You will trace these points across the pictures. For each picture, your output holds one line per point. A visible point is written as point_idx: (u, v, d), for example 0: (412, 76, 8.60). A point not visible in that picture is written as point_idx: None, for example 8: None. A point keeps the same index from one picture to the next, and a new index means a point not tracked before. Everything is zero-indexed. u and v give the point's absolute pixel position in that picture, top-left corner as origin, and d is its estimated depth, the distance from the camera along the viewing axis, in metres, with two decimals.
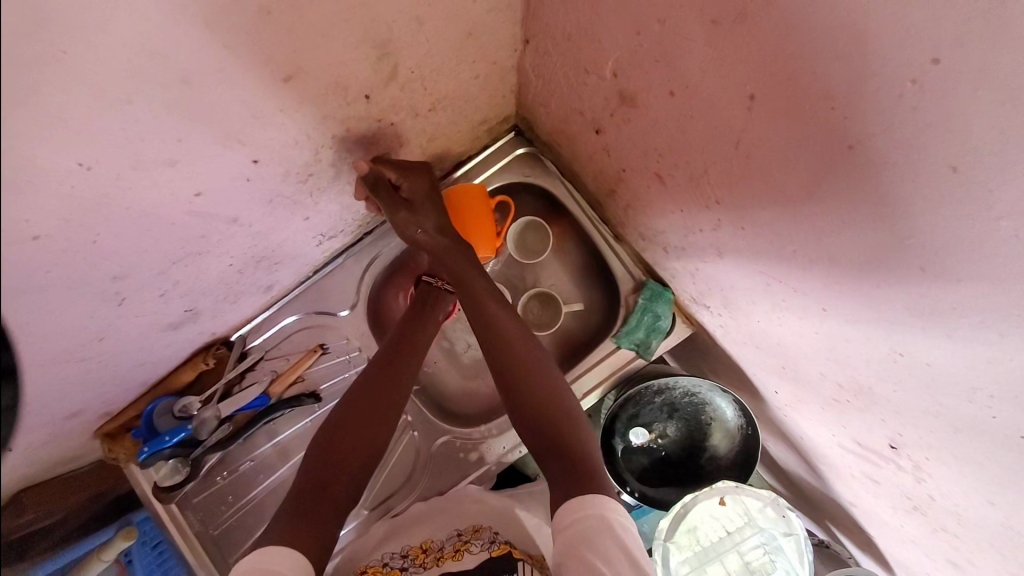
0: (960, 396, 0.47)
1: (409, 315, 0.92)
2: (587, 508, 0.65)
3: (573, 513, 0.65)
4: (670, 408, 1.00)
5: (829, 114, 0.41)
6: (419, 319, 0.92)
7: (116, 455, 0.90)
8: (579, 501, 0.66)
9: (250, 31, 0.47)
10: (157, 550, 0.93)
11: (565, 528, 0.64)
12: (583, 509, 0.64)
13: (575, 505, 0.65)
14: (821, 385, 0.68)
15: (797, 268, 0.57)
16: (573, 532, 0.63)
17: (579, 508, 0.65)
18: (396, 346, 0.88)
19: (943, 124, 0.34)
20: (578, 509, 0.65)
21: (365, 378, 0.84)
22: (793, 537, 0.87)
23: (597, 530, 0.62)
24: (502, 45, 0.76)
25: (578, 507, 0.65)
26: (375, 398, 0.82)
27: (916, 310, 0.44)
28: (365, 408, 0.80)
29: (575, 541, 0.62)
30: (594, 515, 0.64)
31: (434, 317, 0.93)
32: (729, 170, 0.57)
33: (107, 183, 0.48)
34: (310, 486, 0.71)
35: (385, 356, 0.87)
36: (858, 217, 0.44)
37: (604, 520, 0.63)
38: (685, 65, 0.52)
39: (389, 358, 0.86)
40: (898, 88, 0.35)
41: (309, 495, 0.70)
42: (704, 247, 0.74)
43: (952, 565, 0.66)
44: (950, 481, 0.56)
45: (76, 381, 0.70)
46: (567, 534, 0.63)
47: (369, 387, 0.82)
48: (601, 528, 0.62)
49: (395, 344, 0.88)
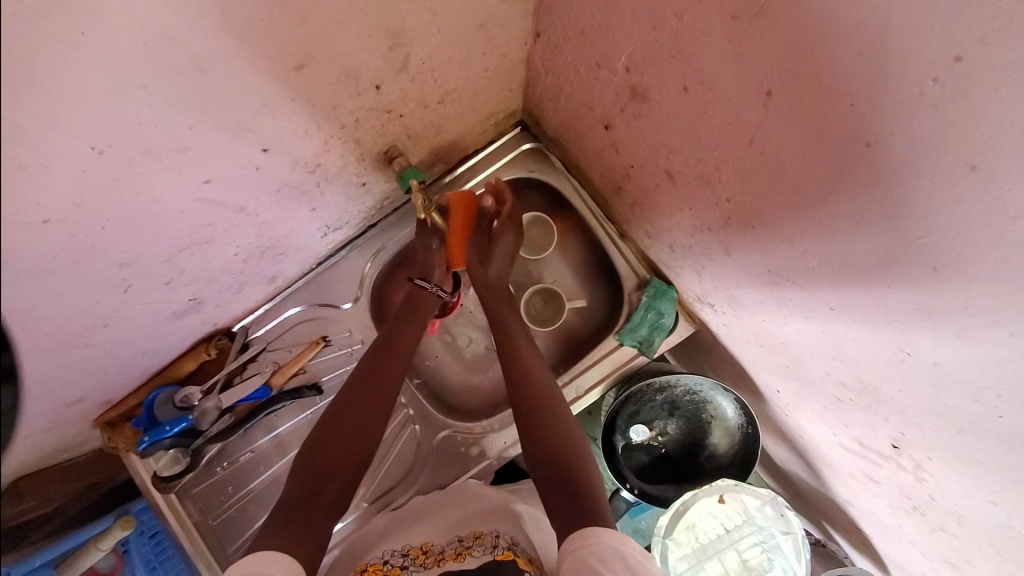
0: (966, 395, 0.47)
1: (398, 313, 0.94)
2: (595, 535, 0.63)
3: (578, 541, 0.64)
4: (671, 405, 1.01)
5: (847, 111, 0.41)
6: (408, 316, 0.93)
7: (116, 445, 0.88)
8: (583, 532, 0.65)
9: (264, 17, 0.46)
10: (154, 540, 0.94)
11: (572, 555, 0.63)
12: (590, 537, 0.63)
13: (583, 533, 0.64)
14: (824, 384, 0.69)
15: (806, 267, 0.57)
16: (584, 557, 0.62)
17: (587, 536, 0.64)
18: (388, 342, 0.89)
19: (962, 123, 0.35)
20: (584, 537, 0.64)
21: (359, 374, 0.85)
22: (791, 536, 0.88)
23: (609, 559, 0.61)
24: (513, 38, 0.75)
25: (584, 535, 0.64)
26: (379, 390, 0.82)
27: (926, 309, 0.45)
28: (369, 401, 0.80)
29: (583, 566, 0.61)
30: (606, 544, 0.62)
31: (422, 312, 0.94)
32: (741, 167, 0.58)
33: (117, 168, 0.48)
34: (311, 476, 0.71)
35: (378, 352, 0.88)
36: (871, 216, 0.45)
37: (616, 551, 0.62)
38: (701, 60, 0.52)
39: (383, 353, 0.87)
40: (919, 85, 0.35)
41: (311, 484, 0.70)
42: (711, 245, 0.75)
43: (949, 564, 0.66)
44: (952, 481, 0.56)
45: (78, 369, 0.70)
46: (573, 560, 0.62)
47: (371, 380, 0.84)
48: (613, 557, 0.61)
49: (386, 339, 0.90)
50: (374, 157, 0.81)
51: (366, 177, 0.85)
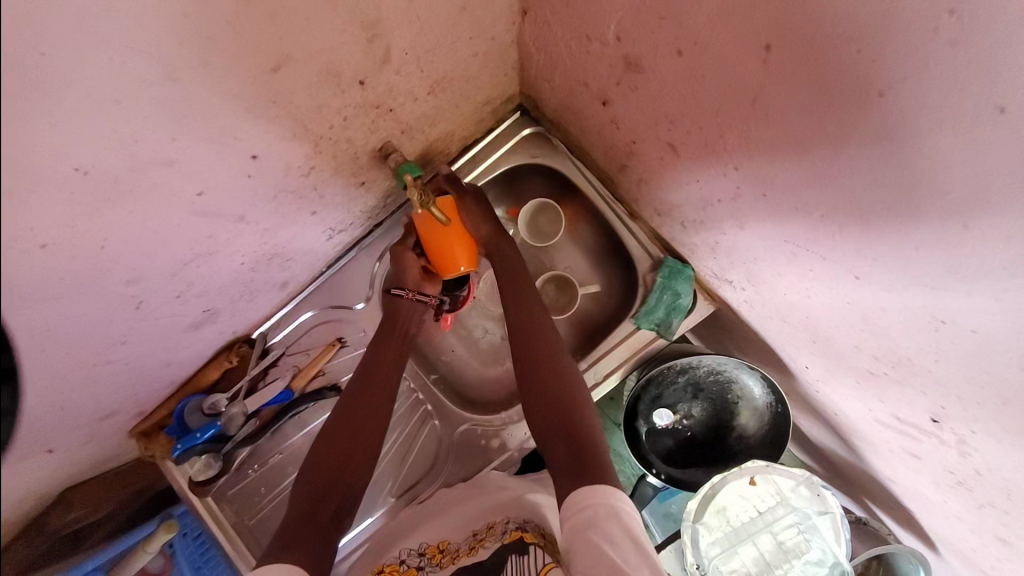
0: (1009, 363, 0.42)
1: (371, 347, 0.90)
2: (589, 497, 0.63)
3: (573, 505, 0.63)
4: (695, 387, 0.97)
5: (854, 59, 0.37)
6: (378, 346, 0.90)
7: (153, 453, 0.91)
8: (578, 493, 0.64)
9: (230, 20, 0.45)
10: (199, 540, 0.97)
11: (569, 518, 0.62)
12: (585, 500, 0.62)
13: (578, 496, 0.63)
14: (855, 358, 0.65)
15: (825, 234, 0.53)
16: (580, 523, 0.61)
17: (586, 497, 0.63)
18: (366, 371, 0.87)
19: (984, 61, 0.31)
20: (578, 498, 0.63)
21: (355, 385, 0.86)
22: (829, 516, 0.83)
23: (601, 519, 0.61)
24: (499, 18, 0.73)
25: (579, 498, 0.63)
26: (375, 400, 0.84)
27: (959, 271, 0.41)
28: (361, 413, 0.82)
29: (580, 532, 0.60)
30: (599, 503, 0.62)
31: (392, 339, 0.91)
32: (746, 131, 0.54)
33: (106, 187, 0.48)
34: None
35: (362, 377, 0.87)
36: (889, 173, 0.41)
37: (611, 508, 0.61)
38: (692, 18, 0.49)
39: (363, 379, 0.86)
40: (933, 21, 0.32)
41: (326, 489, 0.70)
42: (723, 219, 0.71)
43: (1001, 541, 0.61)
44: (999, 455, 0.52)
45: (104, 386, 0.72)
46: (571, 525, 0.62)
47: (369, 391, 0.84)
48: (607, 516, 0.61)
49: (366, 366, 0.88)
50: (368, 155, 0.80)
51: (363, 176, 0.84)
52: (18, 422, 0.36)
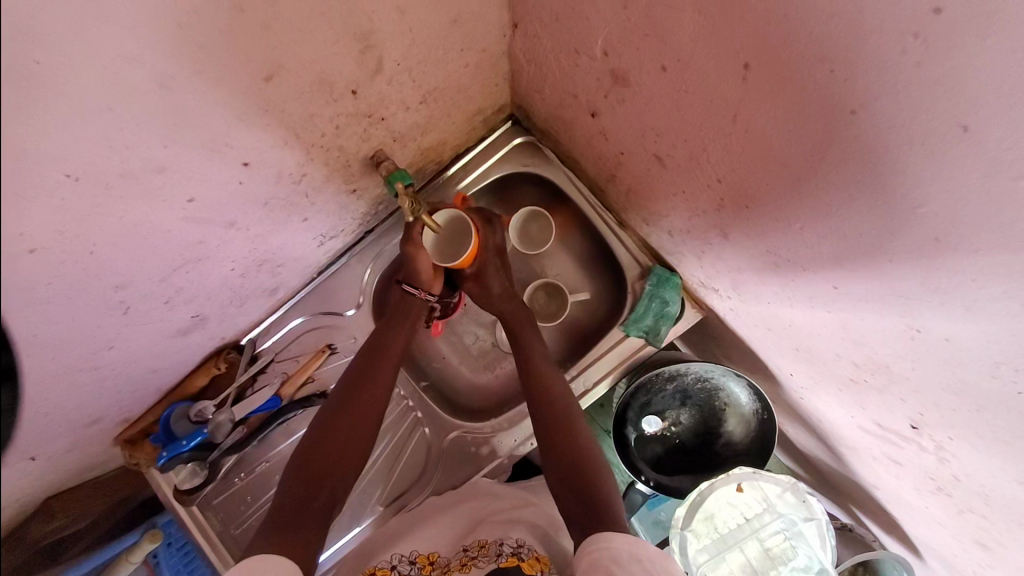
0: (983, 370, 0.44)
1: (360, 357, 0.88)
2: (612, 541, 0.62)
3: (595, 544, 0.62)
4: (683, 394, 0.98)
5: (827, 79, 0.39)
6: (368, 358, 0.88)
7: (137, 461, 0.90)
8: (596, 536, 0.64)
9: (224, 31, 0.46)
10: (183, 551, 0.96)
11: (589, 555, 0.62)
12: (607, 541, 0.62)
13: (598, 538, 0.63)
14: (836, 366, 0.66)
15: (806, 245, 0.54)
16: (599, 559, 0.60)
17: (605, 539, 0.63)
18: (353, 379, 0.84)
19: (948, 82, 0.32)
20: (599, 541, 0.63)
21: (337, 390, 0.84)
22: (813, 522, 0.85)
23: (625, 562, 0.59)
24: (490, 31, 0.74)
25: (601, 539, 0.63)
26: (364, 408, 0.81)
27: (931, 283, 0.42)
28: (340, 416, 0.80)
29: (597, 567, 0.60)
30: (621, 547, 0.61)
31: (381, 350, 0.89)
32: (728, 144, 0.55)
33: (96, 194, 0.48)
34: (304, 488, 0.72)
35: (351, 385, 0.84)
36: (863, 188, 0.43)
37: (632, 553, 0.60)
38: (675, 36, 0.50)
39: (351, 389, 0.83)
40: (899, 44, 0.33)
41: (304, 497, 0.70)
42: (708, 229, 0.72)
43: (981, 546, 0.62)
44: (975, 461, 0.53)
45: (90, 392, 0.71)
46: (589, 560, 0.61)
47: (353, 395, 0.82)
48: (629, 560, 0.59)
49: (359, 374, 0.85)
50: (360, 163, 0.81)
51: (355, 183, 0.85)
52: (11, 424, 0.36)
